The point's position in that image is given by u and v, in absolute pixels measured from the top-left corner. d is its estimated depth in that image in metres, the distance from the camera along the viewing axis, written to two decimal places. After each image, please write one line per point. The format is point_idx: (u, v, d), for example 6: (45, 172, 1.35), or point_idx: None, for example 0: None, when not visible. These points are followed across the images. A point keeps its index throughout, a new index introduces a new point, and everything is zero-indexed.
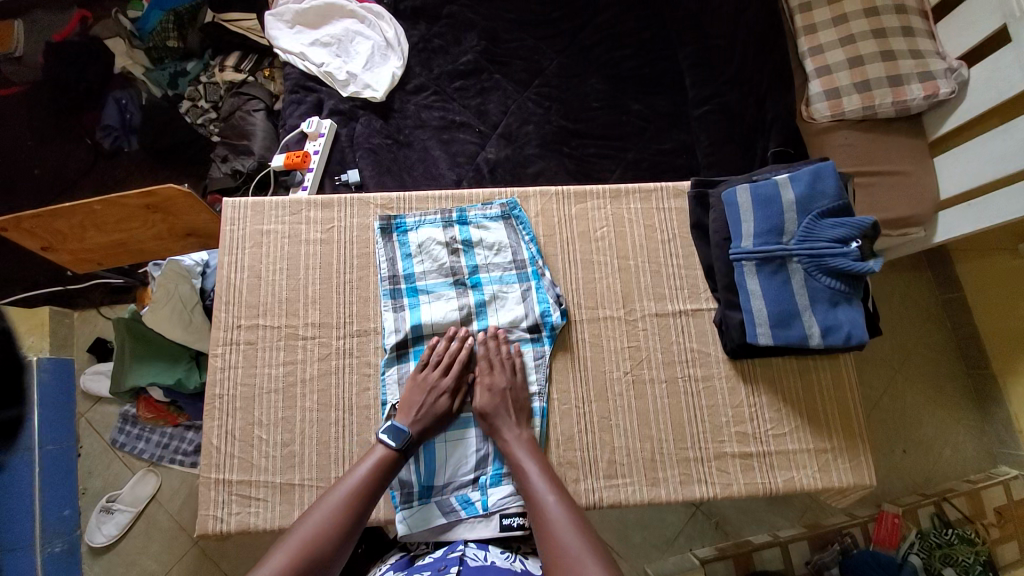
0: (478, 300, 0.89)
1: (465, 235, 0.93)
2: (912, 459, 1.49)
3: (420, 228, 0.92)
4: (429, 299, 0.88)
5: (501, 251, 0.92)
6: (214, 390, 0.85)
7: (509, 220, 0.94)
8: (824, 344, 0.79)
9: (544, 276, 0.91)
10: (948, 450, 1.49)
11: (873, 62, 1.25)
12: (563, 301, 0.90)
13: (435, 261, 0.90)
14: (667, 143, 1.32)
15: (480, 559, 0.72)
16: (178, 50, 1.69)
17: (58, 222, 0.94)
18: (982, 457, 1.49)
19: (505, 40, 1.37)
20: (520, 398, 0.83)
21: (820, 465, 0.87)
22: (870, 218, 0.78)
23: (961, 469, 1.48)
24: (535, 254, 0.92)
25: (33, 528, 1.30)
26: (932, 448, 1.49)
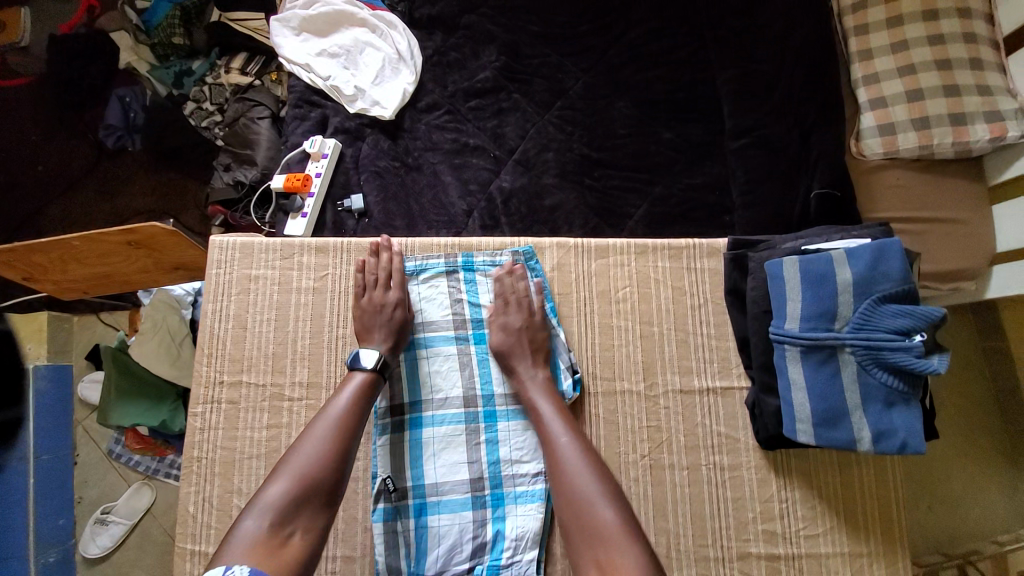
0: (482, 359, 0.82)
1: (470, 282, 0.85)
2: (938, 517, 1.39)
3: (421, 274, 0.85)
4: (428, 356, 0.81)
5: (509, 306, 0.84)
6: (193, 453, 0.78)
7: (522, 271, 0.85)
8: (874, 451, 0.68)
9: (557, 336, 0.82)
10: (976, 510, 1.38)
11: (935, 97, 1.11)
12: (577, 368, 0.81)
13: (437, 309, 0.84)
14: (699, 177, 1.21)
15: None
16: (183, 48, 1.59)
17: (37, 255, 0.88)
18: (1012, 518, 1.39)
19: (527, 56, 1.26)
20: (537, 337, 0.79)
21: (853, 571, 0.77)
22: (941, 309, 0.66)
23: (990, 529, 1.38)
24: (548, 312, 0.83)
25: (26, 537, 1.26)
26: (959, 508, 1.39)
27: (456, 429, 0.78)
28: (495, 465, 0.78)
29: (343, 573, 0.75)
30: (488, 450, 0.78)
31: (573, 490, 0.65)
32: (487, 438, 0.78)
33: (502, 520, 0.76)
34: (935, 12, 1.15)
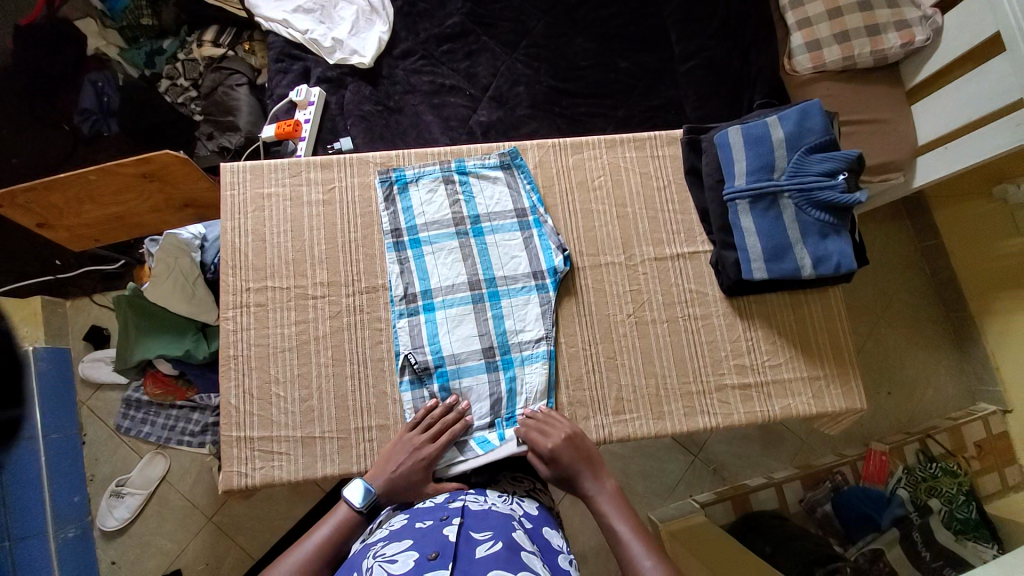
0: (481, 248, 0.91)
1: (464, 184, 0.94)
2: (897, 400, 1.54)
3: (420, 180, 0.94)
4: (432, 249, 0.90)
5: (501, 202, 0.94)
6: (229, 352, 0.86)
7: (510, 170, 0.96)
8: (815, 274, 0.83)
9: (546, 223, 0.93)
10: (930, 390, 1.55)
11: (851, 13, 1.27)
12: (566, 247, 0.93)
13: (438, 208, 0.92)
14: (656, 99, 1.34)
15: (480, 504, 0.71)
16: (153, 28, 1.62)
17: (56, 195, 1.00)
18: (962, 396, 1.55)
19: (490, 2, 1.36)
20: (586, 447, 0.80)
21: (814, 392, 0.92)
22: (855, 150, 0.82)
23: (941, 406, 1.54)
24: (536, 203, 0.94)
25: (44, 516, 1.26)
26: (914, 388, 1.55)
27: (466, 310, 0.88)
28: (503, 335, 0.88)
29: (379, 438, 0.85)
30: (495, 323, 0.88)
31: None
32: (494, 312, 0.89)
33: (514, 378, 0.87)
34: None
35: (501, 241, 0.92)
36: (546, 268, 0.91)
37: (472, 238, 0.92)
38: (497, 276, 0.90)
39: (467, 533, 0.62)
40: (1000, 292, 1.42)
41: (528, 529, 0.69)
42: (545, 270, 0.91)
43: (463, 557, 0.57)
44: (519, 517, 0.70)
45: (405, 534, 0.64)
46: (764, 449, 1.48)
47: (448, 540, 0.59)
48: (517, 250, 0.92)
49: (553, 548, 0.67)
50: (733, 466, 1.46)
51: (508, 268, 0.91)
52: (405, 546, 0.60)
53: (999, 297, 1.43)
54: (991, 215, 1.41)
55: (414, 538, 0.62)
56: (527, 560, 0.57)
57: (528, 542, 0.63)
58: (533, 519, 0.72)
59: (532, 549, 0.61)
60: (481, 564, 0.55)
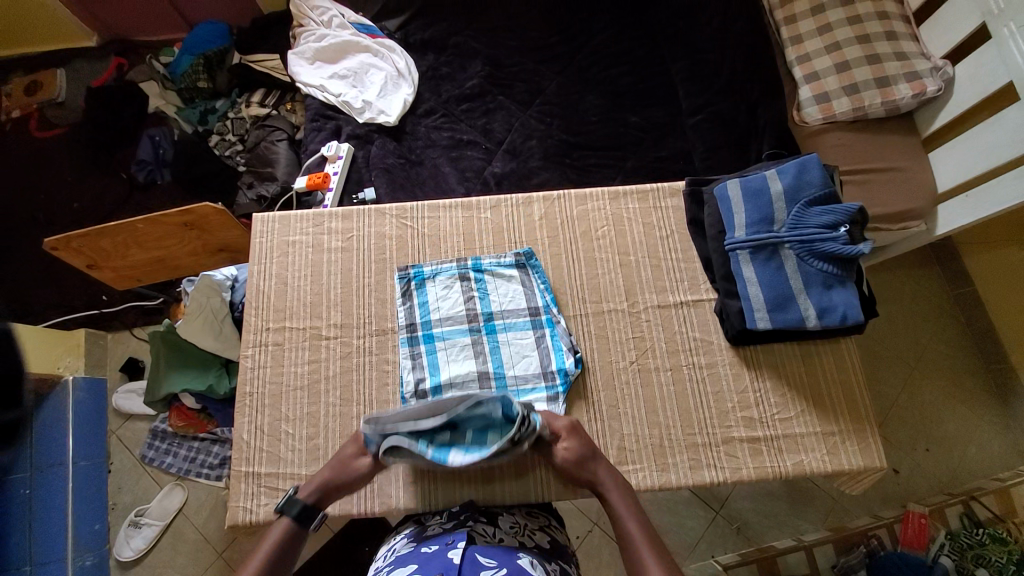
0: (481, 291, 0.95)
1: (479, 282, 0.96)
2: (937, 459, 1.43)
3: (437, 276, 0.96)
4: (437, 288, 0.95)
5: (515, 300, 0.95)
6: (245, 389, 0.92)
7: (524, 269, 0.97)
8: (821, 325, 0.83)
9: (559, 324, 0.93)
10: (973, 448, 1.44)
11: (859, 66, 1.29)
12: (577, 349, 0.92)
13: (451, 303, 0.94)
14: (664, 150, 1.38)
15: (489, 537, 0.74)
16: (207, 91, 1.77)
17: (105, 241, 1.11)
18: (1011, 456, 1.43)
19: (507, 66, 1.47)
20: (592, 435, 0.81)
21: (829, 448, 0.88)
22: (856, 203, 0.83)
23: (987, 466, 1.42)
24: (549, 302, 0.95)
25: (66, 542, 1.31)
26: (955, 445, 1.44)
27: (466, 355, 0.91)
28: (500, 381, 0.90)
29: (379, 480, 0.86)
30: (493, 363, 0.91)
31: None
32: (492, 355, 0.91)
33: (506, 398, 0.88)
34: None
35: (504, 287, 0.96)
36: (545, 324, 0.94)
37: (475, 283, 0.96)
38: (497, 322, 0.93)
39: (474, 556, 0.62)
40: None
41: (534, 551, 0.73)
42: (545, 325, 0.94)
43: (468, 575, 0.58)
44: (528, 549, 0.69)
45: (410, 559, 0.65)
46: (791, 508, 1.39)
47: (452, 563, 0.60)
48: (517, 301, 0.95)
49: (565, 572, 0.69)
50: (758, 526, 1.37)
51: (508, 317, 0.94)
52: (410, 570, 0.61)
53: None
54: None
55: (419, 563, 0.63)
56: None
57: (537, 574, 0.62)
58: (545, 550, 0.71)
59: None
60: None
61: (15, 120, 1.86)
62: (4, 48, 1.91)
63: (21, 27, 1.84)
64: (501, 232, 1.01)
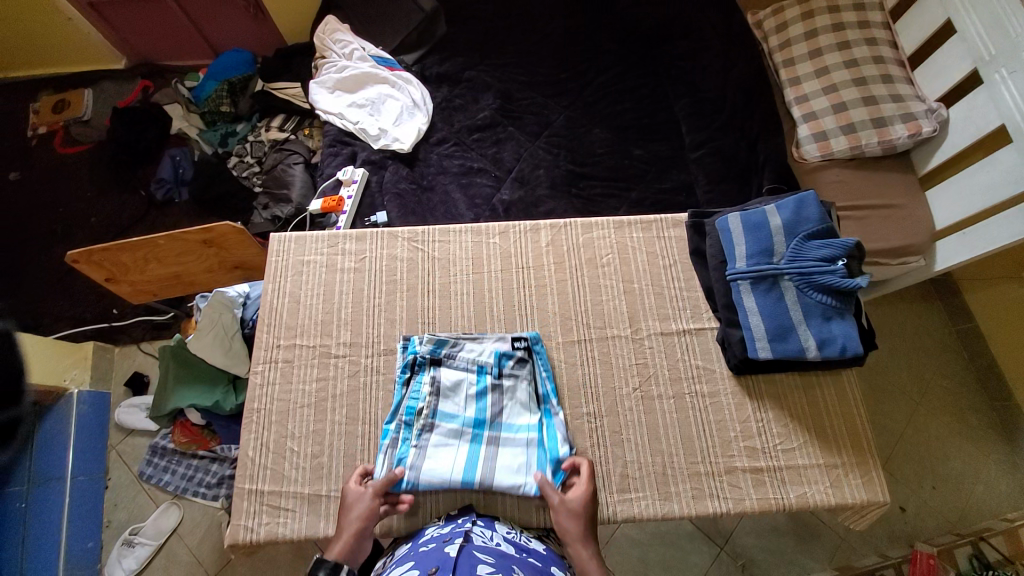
0: (479, 391, 0.90)
1: (480, 375, 0.91)
2: (943, 496, 1.41)
3: (432, 350, 0.93)
4: (440, 367, 0.92)
5: (518, 391, 0.91)
6: (253, 405, 0.93)
7: (530, 353, 0.94)
8: (821, 356, 0.84)
9: (557, 415, 0.90)
10: (979, 487, 1.42)
11: (855, 107, 1.34)
12: (572, 441, 0.89)
13: (450, 382, 0.90)
14: (667, 183, 1.43)
15: (486, 538, 0.72)
16: (229, 114, 1.84)
17: (125, 254, 1.15)
18: (1019, 496, 1.40)
19: (517, 99, 1.54)
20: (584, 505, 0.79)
21: (832, 481, 0.88)
22: (853, 239, 0.86)
23: (995, 506, 1.40)
24: (550, 391, 0.92)
25: (55, 561, 1.29)
26: (962, 486, 1.42)
27: (451, 382, 0.91)
28: (482, 404, 0.89)
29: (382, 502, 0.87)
30: (477, 397, 0.90)
31: None
32: (477, 409, 0.89)
33: (484, 404, 0.89)
34: (846, 42, 1.40)
35: (503, 390, 0.91)
36: (532, 434, 0.88)
37: (475, 384, 0.90)
38: (490, 388, 0.90)
39: (470, 550, 0.63)
40: None
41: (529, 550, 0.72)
42: (533, 439, 0.87)
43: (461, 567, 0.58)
44: (524, 556, 0.68)
45: (409, 556, 0.66)
46: (797, 546, 1.36)
47: (448, 555, 0.61)
48: (512, 415, 0.89)
49: None
50: (763, 562, 1.34)
51: (502, 386, 0.91)
52: (408, 567, 0.62)
53: None
54: None
55: (416, 560, 0.63)
56: None
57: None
58: (541, 555, 0.71)
59: None
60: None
61: (43, 136, 1.94)
62: (38, 70, 2.02)
63: (55, 50, 1.94)
64: (508, 258, 1.04)
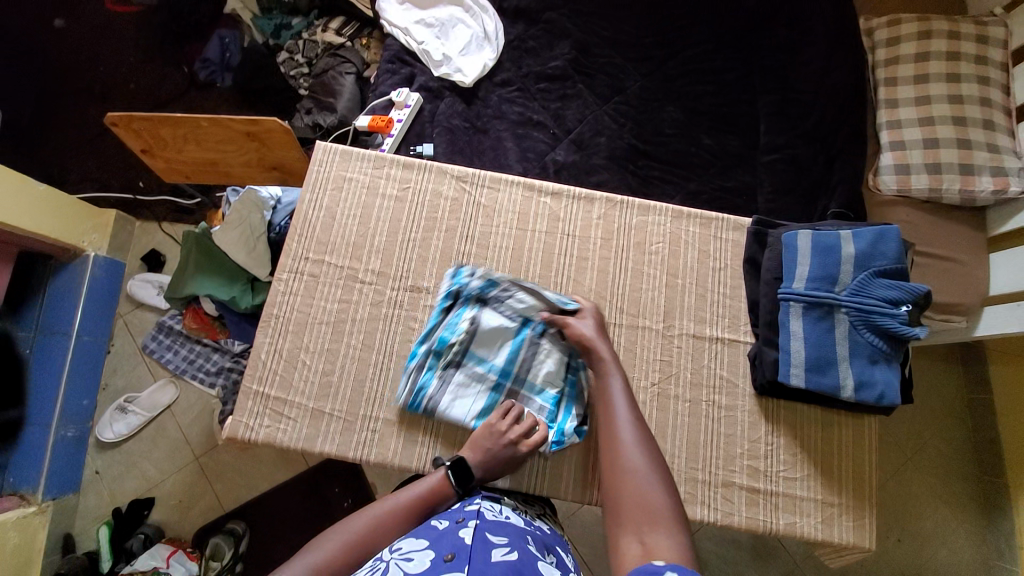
0: (516, 341, 0.88)
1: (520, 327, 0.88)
2: (906, 550, 1.43)
3: (482, 291, 0.90)
4: (485, 308, 0.89)
5: (552, 351, 0.88)
6: (272, 310, 0.92)
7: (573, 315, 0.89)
8: (856, 398, 0.81)
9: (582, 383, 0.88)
10: (943, 549, 1.43)
11: (949, 147, 1.23)
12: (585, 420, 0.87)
13: (488, 325, 0.88)
14: (730, 181, 1.34)
15: (496, 513, 0.69)
16: (286, 5, 1.73)
17: (166, 130, 1.11)
18: (976, 563, 1.42)
19: (594, 55, 1.43)
20: (598, 318, 0.86)
21: (824, 517, 0.87)
22: (926, 286, 0.80)
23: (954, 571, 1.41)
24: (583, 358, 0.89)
25: (51, 411, 1.34)
26: (927, 543, 1.43)
27: (489, 326, 0.88)
28: (510, 361, 0.87)
29: (382, 433, 0.87)
30: (510, 349, 0.88)
31: (623, 473, 0.67)
32: (505, 362, 0.87)
33: (512, 362, 0.87)
34: (958, 75, 1.27)
35: (537, 349, 0.88)
36: (546, 402, 0.86)
37: (512, 334, 0.88)
38: (524, 345, 0.88)
39: (484, 535, 0.61)
40: None
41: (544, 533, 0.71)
42: (545, 408, 0.86)
43: (478, 559, 0.57)
44: (534, 531, 0.68)
45: (421, 533, 0.65)
46: (755, 562, 1.38)
47: (465, 542, 0.60)
48: (539, 372, 0.87)
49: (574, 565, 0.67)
50: (717, 569, 1.38)
51: (535, 347, 0.88)
52: (421, 547, 0.61)
53: None
54: None
55: (430, 541, 0.62)
56: None
57: (545, 556, 0.62)
58: (547, 533, 0.71)
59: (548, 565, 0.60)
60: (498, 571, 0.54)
61: None
62: None
63: None
64: (555, 222, 0.99)
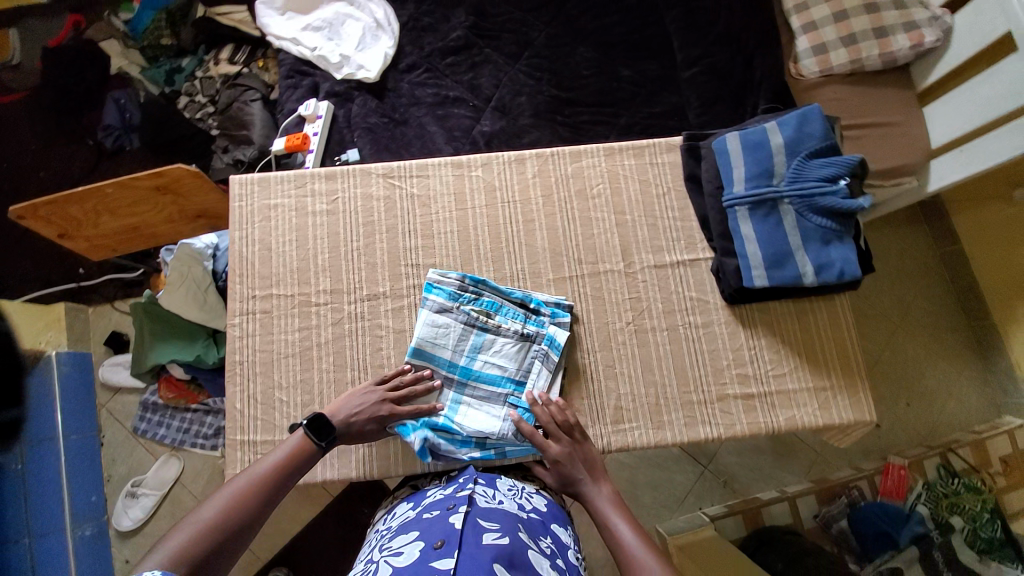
0: (477, 334, 0.87)
1: (486, 322, 0.88)
2: (916, 412, 1.49)
3: (448, 294, 0.88)
4: (451, 301, 0.88)
5: (516, 341, 0.88)
6: (235, 358, 0.90)
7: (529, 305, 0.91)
8: (818, 281, 0.82)
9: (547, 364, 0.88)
10: (951, 401, 1.49)
11: (859, 14, 1.23)
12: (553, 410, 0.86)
13: (453, 320, 0.87)
14: (659, 106, 1.33)
15: (489, 499, 0.72)
16: (171, 47, 1.63)
17: (75, 207, 1.07)
18: (986, 408, 1.48)
19: (493, 15, 1.38)
20: (587, 453, 0.80)
21: (820, 403, 0.90)
22: (857, 155, 0.81)
23: (965, 419, 1.48)
24: (549, 339, 0.88)
25: (63, 514, 1.29)
26: (936, 400, 1.49)
27: (453, 318, 0.87)
28: (472, 356, 0.87)
29: (378, 445, 0.87)
30: (474, 341, 0.87)
31: None
32: (468, 357, 0.87)
33: (475, 356, 0.87)
34: None
35: (495, 339, 0.87)
36: (511, 388, 0.87)
37: (475, 329, 0.87)
38: (487, 339, 0.87)
39: (475, 520, 0.63)
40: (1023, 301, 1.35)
41: (538, 516, 0.73)
42: (511, 393, 0.86)
43: (468, 543, 0.59)
44: (525, 516, 0.71)
45: (413, 526, 0.67)
46: (777, 461, 1.43)
47: (454, 528, 0.61)
48: (499, 363, 0.87)
49: (564, 543, 0.71)
50: (744, 479, 1.42)
51: (497, 340, 0.87)
52: (412, 537, 0.63)
53: (1020, 305, 1.36)
54: (1014, 220, 1.33)
55: (421, 530, 0.64)
56: (530, 562, 0.59)
57: (535, 542, 0.65)
58: (541, 514, 0.74)
59: (538, 551, 0.63)
60: (487, 554, 0.56)
61: None
62: None
63: None
64: (493, 192, 0.97)
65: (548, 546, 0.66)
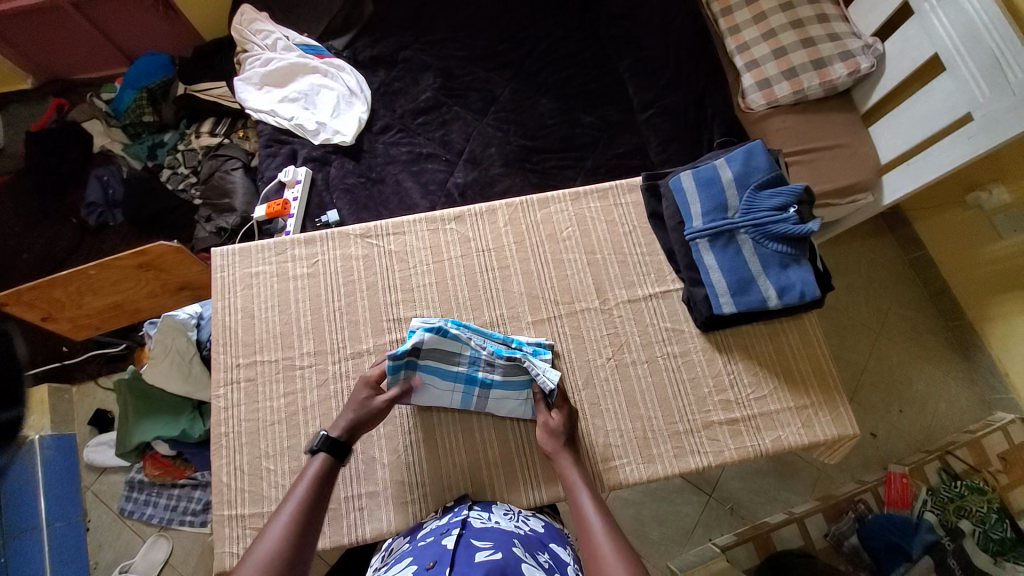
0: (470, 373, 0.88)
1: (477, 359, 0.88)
2: (909, 418, 1.50)
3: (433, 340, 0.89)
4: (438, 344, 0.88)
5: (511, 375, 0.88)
6: (220, 430, 0.90)
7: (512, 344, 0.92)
8: (782, 303, 0.87)
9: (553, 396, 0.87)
10: (942, 403, 1.51)
11: (796, 50, 1.32)
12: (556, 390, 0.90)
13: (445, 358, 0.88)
14: (621, 147, 1.41)
15: (484, 520, 0.74)
16: (153, 124, 1.69)
17: (60, 290, 1.08)
18: (976, 407, 1.50)
19: (458, 76, 1.48)
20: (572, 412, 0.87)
21: (803, 421, 0.92)
22: (802, 184, 0.87)
23: (957, 420, 1.49)
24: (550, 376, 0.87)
25: None
26: (925, 404, 1.51)
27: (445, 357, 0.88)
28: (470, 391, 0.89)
29: (369, 506, 0.86)
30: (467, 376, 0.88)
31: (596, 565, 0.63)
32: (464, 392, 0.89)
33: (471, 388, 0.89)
34: None
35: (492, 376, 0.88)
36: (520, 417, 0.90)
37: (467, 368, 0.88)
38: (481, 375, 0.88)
39: (467, 540, 0.65)
40: (999, 297, 1.40)
41: (534, 535, 0.74)
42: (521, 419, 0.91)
43: (460, 560, 0.61)
44: (523, 533, 0.73)
45: (410, 553, 0.69)
46: (780, 483, 1.43)
47: (446, 548, 0.64)
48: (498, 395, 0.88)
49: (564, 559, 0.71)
50: (749, 503, 1.41)
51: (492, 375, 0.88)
52: (406, 562, 0.66)
53: (997, 301, 1.41)
54: (971, 223, 1.42)
55: (416, 555, 0.67)
56: (523, 571, 0.59)
57: (532, 555, 0.66)
58: (538, 533, 0.75)
59: (532, 563, 0.63)
60: (476, 568, 0.57)
61: None
62: None
63: None
64: (467, 243, 1.01)
65: (546, 560, 0.67)
